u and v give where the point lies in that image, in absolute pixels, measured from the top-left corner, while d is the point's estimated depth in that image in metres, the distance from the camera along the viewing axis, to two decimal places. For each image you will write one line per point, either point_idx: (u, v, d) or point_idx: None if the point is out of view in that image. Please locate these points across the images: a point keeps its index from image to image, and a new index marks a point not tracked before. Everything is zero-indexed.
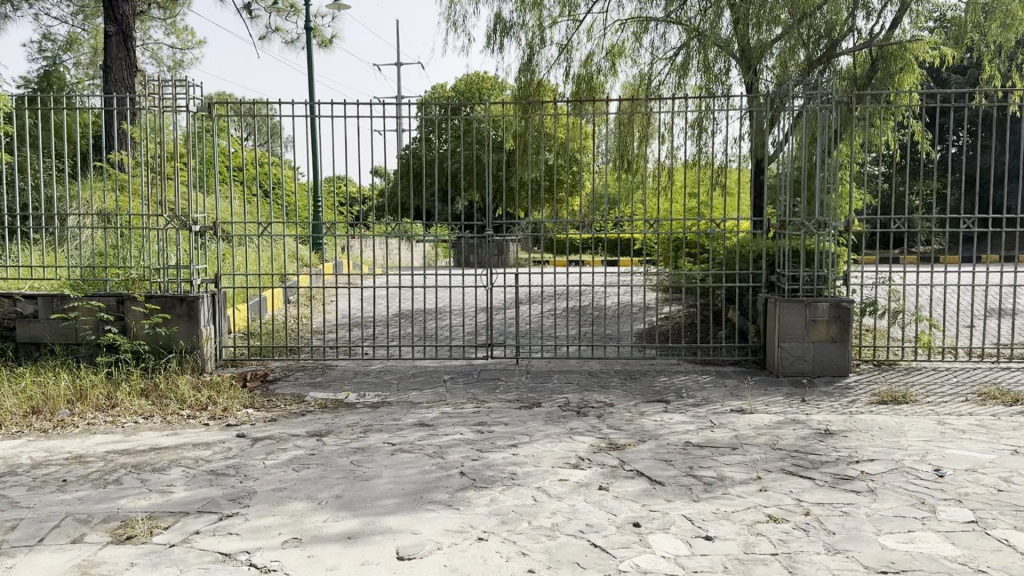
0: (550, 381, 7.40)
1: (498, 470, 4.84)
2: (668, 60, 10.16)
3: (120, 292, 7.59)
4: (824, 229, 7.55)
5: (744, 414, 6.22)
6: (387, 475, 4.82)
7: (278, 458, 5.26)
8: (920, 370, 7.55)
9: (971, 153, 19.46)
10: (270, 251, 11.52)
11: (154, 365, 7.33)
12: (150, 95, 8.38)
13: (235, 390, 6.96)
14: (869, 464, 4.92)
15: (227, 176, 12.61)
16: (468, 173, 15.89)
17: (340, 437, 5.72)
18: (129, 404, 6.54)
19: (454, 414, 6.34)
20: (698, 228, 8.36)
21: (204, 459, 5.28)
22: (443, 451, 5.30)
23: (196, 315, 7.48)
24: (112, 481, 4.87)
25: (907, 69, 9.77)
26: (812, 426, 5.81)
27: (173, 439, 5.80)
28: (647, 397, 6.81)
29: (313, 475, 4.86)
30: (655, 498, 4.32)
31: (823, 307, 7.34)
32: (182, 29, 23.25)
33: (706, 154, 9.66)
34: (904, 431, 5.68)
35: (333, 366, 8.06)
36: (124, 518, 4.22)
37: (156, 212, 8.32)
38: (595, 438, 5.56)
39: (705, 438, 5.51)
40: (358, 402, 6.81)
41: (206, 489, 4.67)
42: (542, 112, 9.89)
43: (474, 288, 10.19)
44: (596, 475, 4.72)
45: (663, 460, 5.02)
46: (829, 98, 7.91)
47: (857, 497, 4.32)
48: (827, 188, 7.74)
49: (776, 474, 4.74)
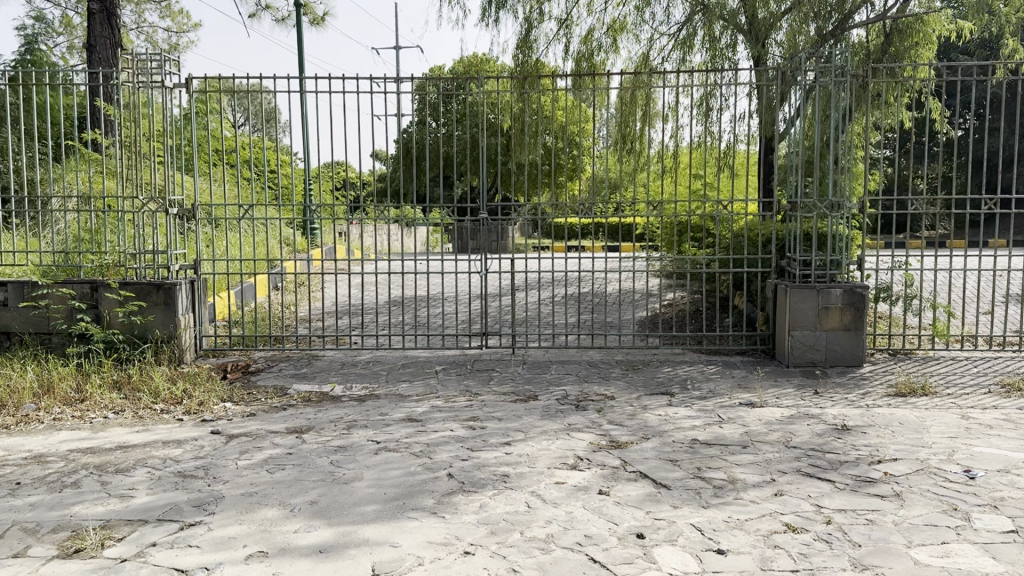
0: (548, 372, 7.01)
1: (489, 472, 4.45)
2: (670, 37, 9.71)
3: (93, 279, 7.18)
4: (837, 210, 7.15)
5: (754, 408, 5.83)
6: (369, 477, 4.43)
7: (252, 458, 4.86)
8: (938, 360, 7.14)
9: (981, 136, 19.17)
10: (257, 236, 11.09)
11: (129, 354, 6.94)
12: (126, 69, 7.85)
13: (213, 383, 6.57)
14: (893, 464, 4.52)
15: (214, 159, 12.14)
16: (468, 156, 15.74)
17: (321, 434, 5.33)
18: (99, 397, 6.16)
19: (445, 408, 5.96)
20: (704, 211, 7.93)
21: (173, 459, 4.90)
22: (430, 450, 4.90)
23: (174, 302, 7.09)
24: (69, 484, 4.48)
25: (924, 44, 9.29)
26: (827, 422, 5.41)
27: (142, 437, 5.42)
28: (650, 390, 6.42)
29: (288, 478, 4.47)
30: (659, 504, 3.92)
31: (836, 293, 6.93)
32: (177, 12, 22.70)
33: (712, 134, 9.22)
34: (926, 427, 5.29)
35: (320, 357, 7.65)
36: (76, 527, 3.83)
37: (132, 194, 7.85)
38: (594, 435, 5.17)
39: (714, 435, 5.11)
40: (344, 395, 6.42)
41: (171, 493, 4.29)
42: (540, 90, 9.46)
43: (470, 274, 9.76)
44: (596, 478, 4.32)
45: (669, 460, 4.62)
46: (844, 71, 7.47)
47: (882, 503, 3.93)
48: (842, 166, 7.30)
49: (792, 476, 4.35)
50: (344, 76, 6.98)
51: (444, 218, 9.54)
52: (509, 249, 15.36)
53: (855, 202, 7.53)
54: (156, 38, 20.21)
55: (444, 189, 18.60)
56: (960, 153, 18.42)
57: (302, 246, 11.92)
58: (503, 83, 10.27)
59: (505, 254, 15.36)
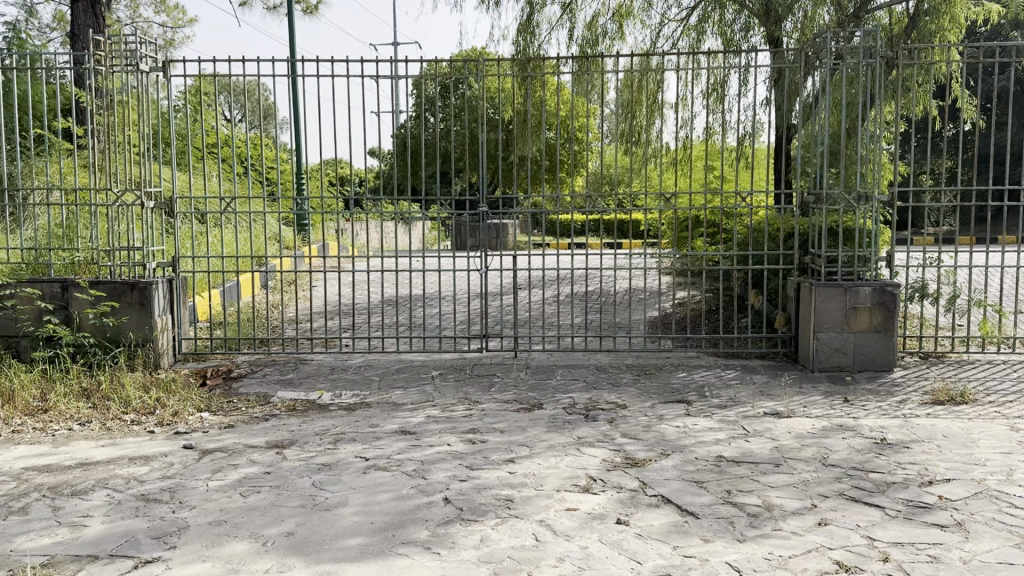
0: (553, 377, 6.49)
1: (490, 496, 3.92)
2: (678, 23, 9.18)
3: (62, 277, 6.64)
4: (864, 203, 6.62)
5: (781, 419, 5.31)
6: (354, 502, 3.90)
7: (225, 478, 4.34)
8: (974, 364, 6.61)
9: (989, 130, 18.82)
10: (245, 232, 10.55)
11: (99, 359, 6.42)
12: (101, 51, 7.22)
13: (190, 391, 6.03)
14: (946, 486, 4.01)
15: (201, 152, 11.62)
16: (468, 152, 15.26)
17: (304, 450, 4.81)
18: (64, 407, 5.62)
19: (442, 419, 5.44)
20: (720, 205, 7.38)
21: (137, 479, 4.38)
22: (424, 469, 4.37)
23: (150, 303, 6.57)
24: (16, 510, 3.96)
25: (951, 25, 8.71)
26: (864, 435, 4.89)
27: (107, 452, 4.90)
28: (665, 397, 5.91)
29: (263, 503, 3.94)
30: (688, 538, 3.41)
31: (865, 292, 6.42)
32: (172, 7, 22.05)
33: (725, 123, 8.67)
34: (974, 441, 4.77)
35: (308, 360, 7.13)
36: (14, 566, 3.32)
37: (105, 185, 7.24)
38: (607, 450, 4.65)
39: (741, 451, 4.59)
40: (332, 403, 5.90)
41: (130, 522, 3.77)
42: (541, 76, 8.93)
43: (468, 273, 9.23)
44: (612, 504, 3.80)
45: (693, 481, 4.10)
46: (872, 53, 6.92)
47: (944, 535, 3.42)
48: (872, 154, 6.75)
49: (835, 501, 3.83)
50: (332, 57, 6.45)
51: (441, 212, 8.82)
52: (509, 246, 14.88)
53: (885, 193, 6.96)
54: (150, 29, 19.61)
55: (444, 185, 18.11)
56: (967, 149, 17.99)
57: (293, 243, 11.40)
58: (503, 70, 9.70)
59: (505, 251, 14.87)
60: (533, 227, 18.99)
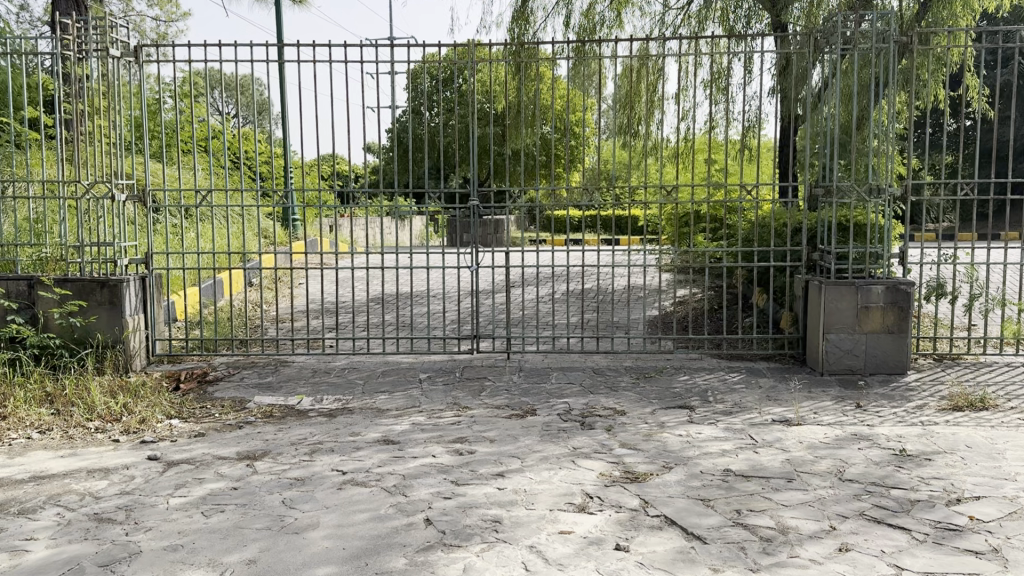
0: (547, 381, 6.13)
1: (477, 517, 3.56)
2: (679, 9, 8.80)
3: (29, 274, 6.27)
4: (878, 195, 6.21)
5: (791, 427, 4.95)
6: (327, 524, 3.54)
7: (188, 495, 3.97)
8: (991, 367, 6.26)
9: (990, 125, 18.56)
10: (227, 227, 10.16)
11: (66, 361, 6.06)
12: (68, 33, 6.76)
13: (159, 395, 5.66)
14: (976, 504, 3.66)
15: (184, 144, 11.22)
16: (462, 147, 14.91)
17: (277, 462, 4.44)
18: (23, 413, 5.24)
19: (428, 426, 5.08)
20: (724, 197, 6.98)
21: (92, 496, 4.02)
22: (406, 485, 4.01)
23: (120, 302, 6.21)
24: None
25: (964, 11, 8.36)
26: (881, 446, 4.54)
27: (64, 464, 4.53)
28: (666, 403, 5.56)
29: (225, 524, 3.58)
30: (696, 567, 3.05)
31: (877, 291, 6.06)
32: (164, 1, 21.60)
33: (726, 114, 8.31)
34: (1000, 452, 4.42)
35: (289, 362, 6.76)
36: None
37: (72, 177, 6.80)
38: (605, 463, 4.29)
39: (750, 464, 4.24)
40: (311, 409, 5.53)
41: (77, 546, 3.40)
42: (537, 63, 8.53)
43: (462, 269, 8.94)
44: (611, 527, 3.44)
45: (699, 499, 3.75)
46: (886, 37, 6.53)
47: (981, 564, 3.07)
48: (885, 144, 6.35)
49: (856, 522, 3.48)
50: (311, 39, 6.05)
51: (433, 205, 8.42)
52: (505, 241, 14.54)
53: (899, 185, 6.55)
54: (141, 23, 19.19)
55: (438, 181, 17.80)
56: (967, 144, 17.76)
57: (280, 239, 11.03)
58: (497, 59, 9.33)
59: (500, 247, 14.55)
60: (529, 223, 18.70)
